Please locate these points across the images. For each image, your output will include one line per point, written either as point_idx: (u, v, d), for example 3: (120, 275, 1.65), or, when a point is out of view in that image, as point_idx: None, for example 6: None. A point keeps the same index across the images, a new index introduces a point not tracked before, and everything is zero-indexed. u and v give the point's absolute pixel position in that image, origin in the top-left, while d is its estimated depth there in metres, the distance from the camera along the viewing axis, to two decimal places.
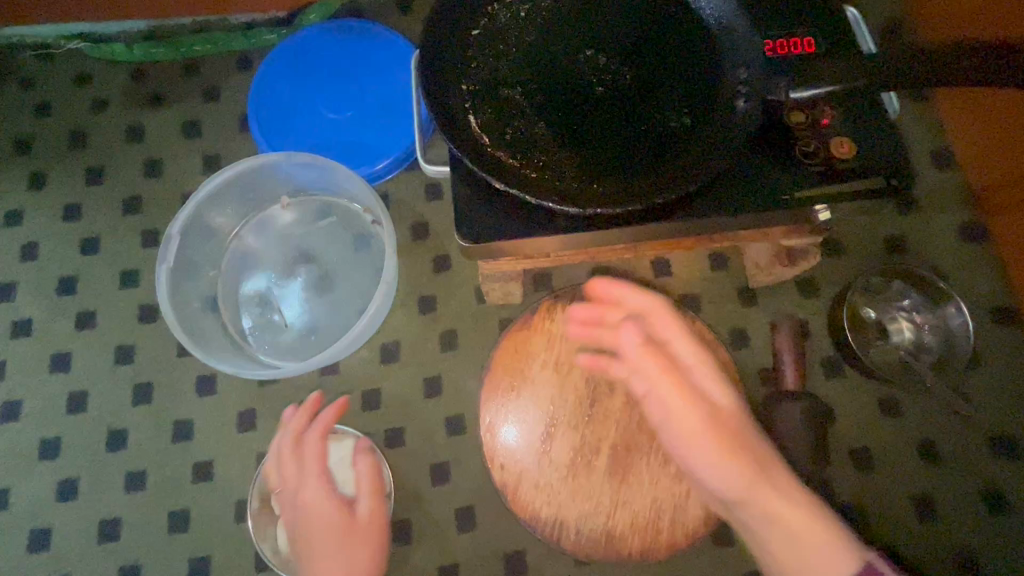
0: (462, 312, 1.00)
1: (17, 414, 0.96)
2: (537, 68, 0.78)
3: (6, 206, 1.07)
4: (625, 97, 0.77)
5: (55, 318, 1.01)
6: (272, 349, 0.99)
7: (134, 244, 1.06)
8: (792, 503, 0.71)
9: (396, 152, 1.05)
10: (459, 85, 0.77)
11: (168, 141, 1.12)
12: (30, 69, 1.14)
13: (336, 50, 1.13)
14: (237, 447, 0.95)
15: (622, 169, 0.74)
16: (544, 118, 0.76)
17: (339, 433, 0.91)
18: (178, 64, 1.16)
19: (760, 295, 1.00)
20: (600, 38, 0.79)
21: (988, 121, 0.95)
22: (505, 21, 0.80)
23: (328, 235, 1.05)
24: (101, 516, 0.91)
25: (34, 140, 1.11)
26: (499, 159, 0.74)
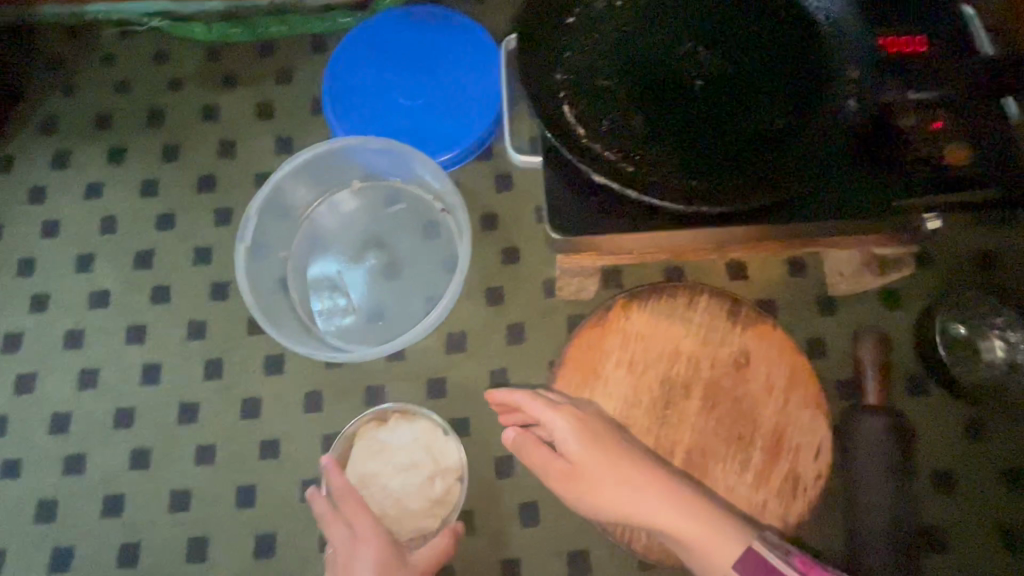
0: (530, 306, 0.99)
1: (94, 382, 0.99)
2: (634, 60, 0.76)
3: (85, 179, 1.10)
4: (726, 94, 0.74)
5: (131, 290, 1.03)
6: (341, 332, 1.00)
7: (207, 222, 1.07)
8: (674, 517, 0.67)
9: (469, 141, 1.05)
10: (553, 73, 0.75)
11: (241, 121, 1.12)
12: (110, 44, 1.16)
13: (410, 36, 1.12)
14: (304, 427, 0.95)
15: (721, 168, 0.72)
16: (641, 111, 0.74)
17: (412, 413, 0.92)
18: (254, 45, 1.16)
19: (840, 305, 0.97)
20: (700, 31, 0.77)
21: None
22: (601, 10, 0.78)
23: (398, 222, 1.05)
24: (172, 486, 0.93)
25: (114, 115, 1.13)
26: (594, 151, 0.72)
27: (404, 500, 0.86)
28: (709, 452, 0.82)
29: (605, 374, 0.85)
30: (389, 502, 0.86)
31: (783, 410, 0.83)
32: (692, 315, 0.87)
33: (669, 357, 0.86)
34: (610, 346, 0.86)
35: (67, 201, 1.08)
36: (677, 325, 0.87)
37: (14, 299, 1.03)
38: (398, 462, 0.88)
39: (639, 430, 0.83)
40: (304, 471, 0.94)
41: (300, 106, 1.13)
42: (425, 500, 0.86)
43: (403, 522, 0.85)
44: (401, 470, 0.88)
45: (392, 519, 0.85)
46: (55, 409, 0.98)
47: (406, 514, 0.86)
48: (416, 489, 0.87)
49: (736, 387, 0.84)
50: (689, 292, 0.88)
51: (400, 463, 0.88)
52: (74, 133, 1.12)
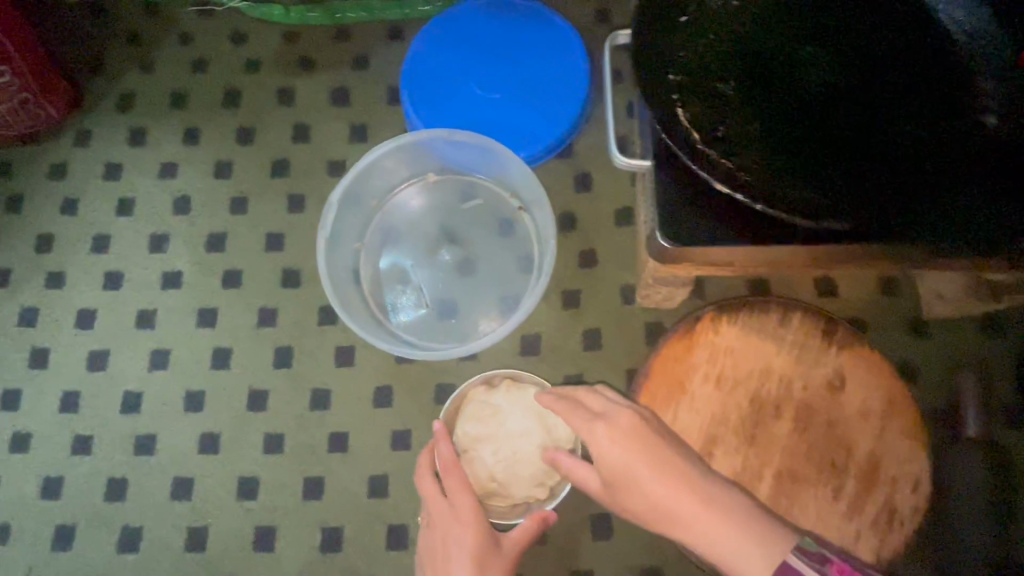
0: (608, 312, 0.96)
1: (165, 363, 0.99)
2: (752, 64, 0.72)
3: (160, 158, 1.09)
4: (850, 104, 0.71)
5: (203, 273, 1.03)
6: (413, 327, 0.98)
7: (280, 207, 1.06)
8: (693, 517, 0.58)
9: (550, 139, 1.02)
10: (668, 72, 0.71)
11: (317, 106, 1.10)
12: (189, 23, 1.15)
13: (489, 24, 1.07)
14: (373, 422, 0.94)
15: (847, 181, 0.68)
16: (759, 118, 0.71)
17: (526, 382, 0.90)
18: (332, 30, 1.14)
19: (935, 330, 0.93)
20: (823, 36, 0.73)
21: None
22: (718, 9, 0.74)
23: (474, 217, 1.03)
24: (240, 473, 0.93)
25: (190, 94, 1.12)
26: (711, 158, 0.68)
27: (513, 466, 0.85)
28: (799, 477, 0.79)
29: (692, 389, 0.82)
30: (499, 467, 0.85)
31: (879, 438, 0.79)
32: (785, 332, 0.83)
33: (760, 374, 0.82)
34: (697, 360, 0.83)
35: (142, 179, 1.08)
36: (769, 342, 0.83)
37: (88, 275, 1.04)
38: (510, 429, 0.87)
39: (726, 449, 0.80)
40: (372, 467, 0.92)
41: (376, 94, 1.11)
42: (535, 469, 0.85)
43: (511, 488, 0.85)
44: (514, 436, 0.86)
45: (501, 484, 0.85)
46: (126, 388, 0.98)
47: (515, 480, 0.85)
48: (526, 458, 0.85)
49: (829, 411, 0.81)
50: (782, 308, 0.84)
51: (512, 430, 0.86)
52: (151, 111, 1.11)
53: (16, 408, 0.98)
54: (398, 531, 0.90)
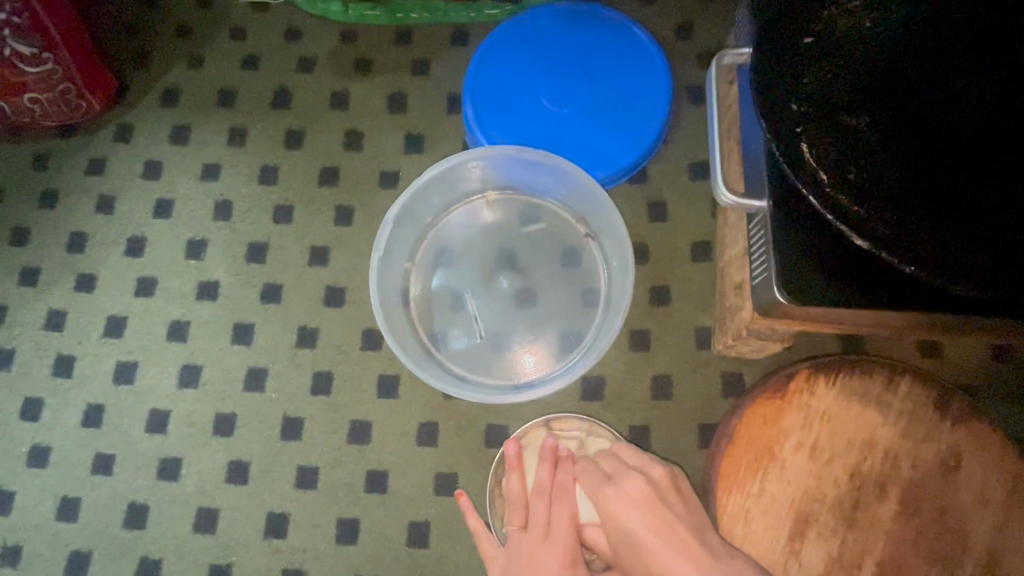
0: (681, 358, 0.87)
1: (196, 380, 0.92)
2: (889, 94, 0.63)
3: (203, 158, 1.02)
4: (1020, 142, 0.59)
5: (241, 286, 0.96)
6: (467, 359, 0.90)
7: (327, 219, 0.98)
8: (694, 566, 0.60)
9: (625, 162, 0.93)
10: (789, 103, 0.62)
11: (371, 112, 1.03)
12: (242, 16, 1.08)
13: (562, 33, 0.99)
14: (416, 462, 0.86)
15: (1003, 239, 0.58)
16: (897, 160, 0.61)
17: (594, 428, 0.83)
18: (391, 31, 1.06)
19: None
20: (989, 57, 0.61)
21: None
22: (848, 30, 0.64)
23: (537, 242, 0.94)
24: (269, 508, 0.86)
25: (238, 92, 1.05)
26: (840, 205, 0.60)
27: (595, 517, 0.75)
28: (906, 570, 0.69)
29: (782, 457, 0.73)
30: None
31: (999, 531, 0.69)
32: (891, 399, 0.73)
33: (861, 446, 0.72)
34: (790, 425, 0.73)
35: (182, 180, 1.02)
36: (873, 409, 0.73)
37: (120, 280, 0.97)
38: None
39: (820, 530, 0.71)
40: (413, 512, 0.84)
41: (435, 102, 1.03)
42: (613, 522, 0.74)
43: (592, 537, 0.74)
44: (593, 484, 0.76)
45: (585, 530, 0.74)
46: (153, 406, 0.91)
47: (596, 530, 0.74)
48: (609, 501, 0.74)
49: (942, 494, 0.70)
50: (889, 371, 0.74)
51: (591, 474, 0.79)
52: (196, 108, 1.05)
53: (37, 419, 0.91)
54: None
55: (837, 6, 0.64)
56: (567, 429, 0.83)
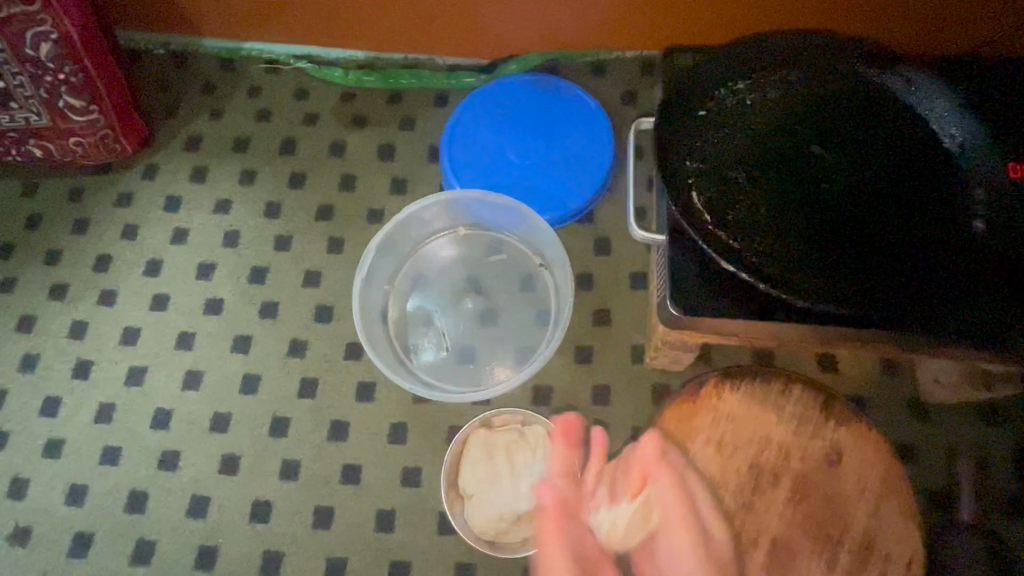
0: (618, 370, 1.01)
1: (197, 383, 1.05)
2: (762, 152, 0.81)
3: (218, 194, 1.20)
4: (855, 194, 0.77)
5: (244, 303, 1.11)
6: (432, 369, 1.04)
7: (321, 247, 1.15)
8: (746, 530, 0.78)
9: (575, 205, 1.10)
10: (684, 160, 0.80)
11: (364, 159, 1.21)
12: (259, 78, 1.28)
13: (527, 99, 1.19)
14: (387, 458, 0.98)
15: (847, 270, 0.74)
16: (767, 204, 0.78)
17: (528, 418, 0.96)
18: (384, 93, 1.26)
19: (935, 412, 0.94)
20: (830, 133, 0.81)
21: None
22: (732, 106, 0.84)
23: (498, 271, 1.10)
24: (255, 496, 0.97)
25: (251, 141, 1.24)
26: (719, 239, 0.75)
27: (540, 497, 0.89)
28: (795, 547, 0.81)
29: (693, 451, 0.86)
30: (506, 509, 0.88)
31: (874, 515, 0.82)
32: (785, 404, 0.88)
33: (760, 442, 0.86)
34: (701, 423, 0.87)
35: (198, 212, 1.18)
36: (770, 412, 0.88)
37: (137, 296, 1.12)
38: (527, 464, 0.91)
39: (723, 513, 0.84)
40: (381, 501, 0.96)
41: (418, 153, 1.22)
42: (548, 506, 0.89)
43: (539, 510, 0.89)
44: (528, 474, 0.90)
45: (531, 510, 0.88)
46: (159, 405, 1.04)
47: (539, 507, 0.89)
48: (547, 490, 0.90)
49: (827, 484, 0.84)
50: (782, 381, 0.89)
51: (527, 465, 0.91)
52: (214, 152, 1.23)
53: (54, 416, 1.04)
54: (400, 568, 0.92)
55: (724, 88, 0.84)
56: (501, 417, 0.96)
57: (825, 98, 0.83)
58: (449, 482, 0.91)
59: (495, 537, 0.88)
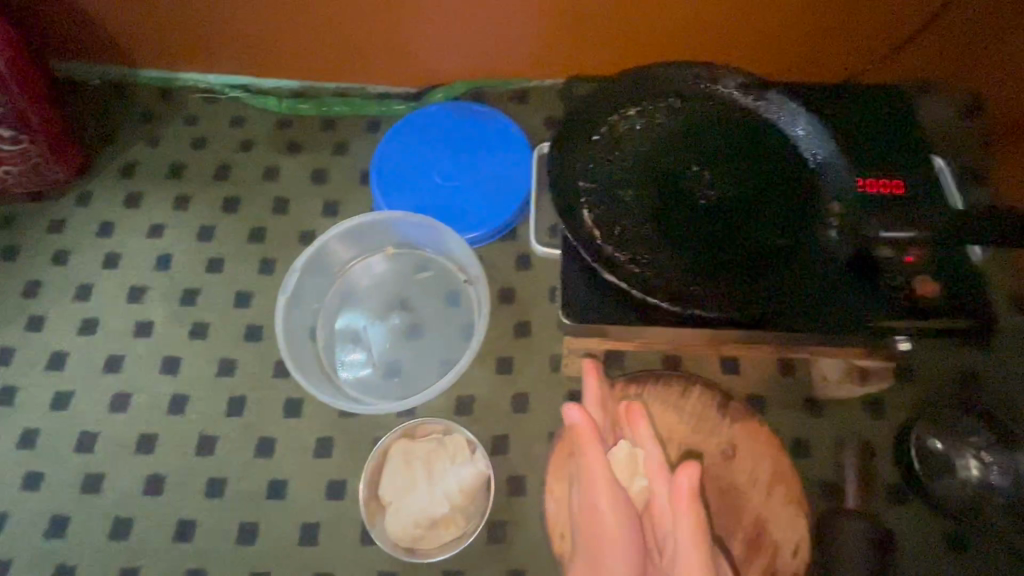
0: (536, 379, 1.06)
1: (124, 406, 1.06)
2: (648, 174, 0.88)
3: (151, 220, 1.22)
4: (729, 210, 0.86)
5: (174, 325, 1.13)
6: (358, 384, 1.07)
7: (253, 269, 1.18)
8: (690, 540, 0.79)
9: (496, 223, 1.16)
10: (577, 181, 0.87)
11: (297, 183, 1.26)
12: (195, 107, 1.33)
13: (453, 125, 1.25)
14: (312, 472, 1.01)
15: (721, 277, 0.81)
16: (651, 219, 0.85)
17: (448, 427, 0.99)
18: (318, 120, 1.32)
19: (827, 407, 1.01)
20: (709, 154, 0.89)
21: None
22: (624, 131, 0.91)
23: (424, 287, 1.15)
24: (179, 515, 0.98)
25: (186, 167, 1.27)
26: (606, 250, 0.82)
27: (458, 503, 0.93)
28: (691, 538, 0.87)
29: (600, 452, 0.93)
30: (422, 515, 0.91)
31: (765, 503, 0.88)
32: (685, 403, 0.95)
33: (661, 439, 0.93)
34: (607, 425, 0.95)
35: (131, 237, 1.21)
36: (671, 412, 0.95)
37: (66, 321, 1.13)
38: (444, 471, 0.94)
39: None
40: (306, 514, 0.98)
41: (350, 176, 1.27)
42: (465, 510, 0.93)
43: (457, 514, 0.93)
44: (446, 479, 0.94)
45: (449, 514, 0.92)
46: (84, 429, 1.04)
47: (456, 511, 0.93)
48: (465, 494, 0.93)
49: (722, 478, 0.90)
50: (683, 382, 0.96)
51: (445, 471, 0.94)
52: (148, 178, 1.26)
53: None
54: None
55: (616, 115, 0.92)
56: (421, 427, 0.99)
57: (707, 123, 0.92)
58: (369, 491, 0.94)
59: (412, 543, 0.91)
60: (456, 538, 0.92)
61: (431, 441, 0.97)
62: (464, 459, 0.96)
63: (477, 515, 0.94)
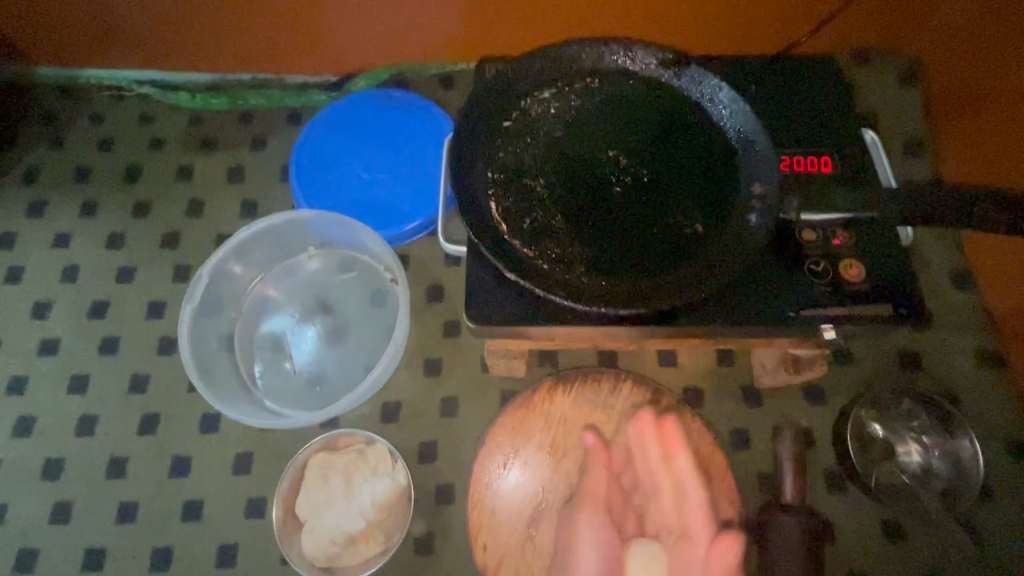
0: (466, 380, 1.01)
1: (29, 429, 1.00)
2: (560, 161, 0.83)
3: (56, 229, 1.15)
4: (643, 196, 0.80)
5: (82, 340, 1.06)
6: (277, 395, 1.02)
7: (167, 276, 1.11)
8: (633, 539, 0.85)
9: (421, 217, 1.09)
10: (485, 172, 0.82)
11: (213, 183, 1.19)
12: (102, 105, 1.24)
13: (376, 115, 1.18)
14: (231, 490, 0.95)
15: (635, 269, 0.76)
16: (562, 211, 0.80)
17: (370, 437, 0.94)
18: (234, 114, 1.24)
19: (765, 396, 0.98)
20: (626, 136, 0.84)
21: (986, 269, 0.98)
22: (536, 114, 0.85)
23: (347, 288, 1.09)
24: (88, 544, 0.93)
25: (93, 170, 1.19)
26: (514, 247, 0.77)
27: (378, 518, 0.89)
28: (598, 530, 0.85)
29: (526, 456, 0.89)
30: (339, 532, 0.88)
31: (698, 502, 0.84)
32: (614, 402, 0.91)
33: (590, 443, 0.89)
34: (533, 428, 0.90)
35: (34, 249, 1.13)
36: (600, 412, 0.91)
37: None
38: (363, 483, 0.90)
39: (552, 515, 0.85)
40: (223, 535, 0.93)
41: (270, 173, 1.19)
42: (386, 524, 0.89)
43: (377, 530, 0.88)
44: (365, 493, 0.89)
45: (368, 529, 0.88)
46: None
47: (376, 526, 0.89)
48: (386, 507, 0.89)
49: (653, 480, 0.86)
50: (613, 379, 0.92)
51: (365, 484, 0.90)
52: (52, 185, 1.18)
53: None
54: None
55: (528, 98, 0.86)
56: (341, 439, 0.95)
57: (622, 104, 0.86)
58: (284, 510, 0.89)
59: (329, 562, 0.86)
60: (375, 554, 0.87)
61: (350, 453, 0.92)
62: (386, 470, 0.91)
63: (398, 531, 0.89)
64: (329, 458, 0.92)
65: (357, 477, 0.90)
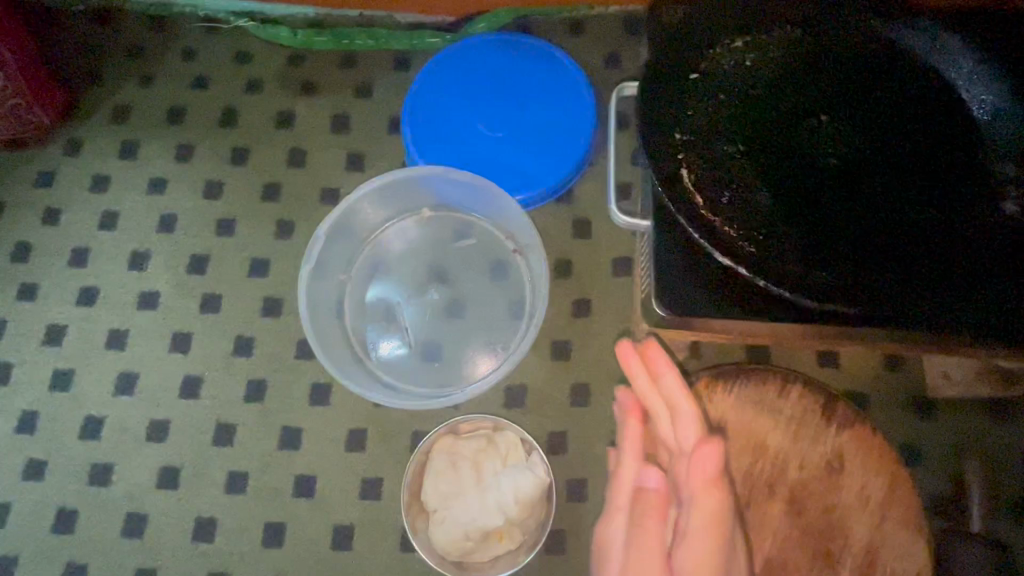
0: (598, 367, 0.92)
1: (132, 387, 0.94)
2: (760, 127, 0.70)
3: (150, 172, 1.06)
4: (861, 173, 0.68)
5: (182, 296, 0.99)
6: (393, 369, 0.94)
7: (269, 232, 1.02)
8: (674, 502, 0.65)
9: (550, 184, 0.98)
10: (672, 133, 0.68)
11: (315, 132, 1.08)
12: (195, 39, 1.13)
13: (497, 63, 1.05)
14: (344, 468, 0.89)
15: (857, 259, 0.64)
16: (765, 185, 0.68)
17: (502, 425, 0.86)
18: (337, 55, 1.12)
19: (941, 411, 0.86)
20: (839, 100, 0.70)
21: None
22: (729, 67, 0.71)
23: (465, 257, 0.99)
24: (197, 513, 0.88)
25: (187, 111, 1.09)
26: (712, 225, 0.65)
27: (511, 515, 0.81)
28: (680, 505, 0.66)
29: None
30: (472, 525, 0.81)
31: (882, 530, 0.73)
32: (784, 405, 0.75)
33: (754, 450, 0.75)
34: None
35: (129, 193, 1.05)
36: (765, 415, 0.75)
37: (62, 289, 1.00)
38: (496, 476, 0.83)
39: None
40: (337, 516, 0.87)
41: (377, 125, 1.08)
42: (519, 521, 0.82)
43: (511, 527, 0.81)
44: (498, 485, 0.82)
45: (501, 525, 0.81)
46: (88, 412, 0.93)
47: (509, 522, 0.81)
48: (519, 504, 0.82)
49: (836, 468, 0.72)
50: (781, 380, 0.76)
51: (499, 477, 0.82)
52: (143, 124, 1.09)
53: None
54: None
55: (721, 46, 0.72)
56: (466, 424, 0.87)
57: (834, 59, 0.72)
58: (411, 493, 0.83)
59: (461, 556, 0.81)
60: (506, 551, 0.81)
61: (480, 441, 0.85)
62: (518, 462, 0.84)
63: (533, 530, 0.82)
64: (457, 443, 0.85)
65: (487, 468, 0.83)
